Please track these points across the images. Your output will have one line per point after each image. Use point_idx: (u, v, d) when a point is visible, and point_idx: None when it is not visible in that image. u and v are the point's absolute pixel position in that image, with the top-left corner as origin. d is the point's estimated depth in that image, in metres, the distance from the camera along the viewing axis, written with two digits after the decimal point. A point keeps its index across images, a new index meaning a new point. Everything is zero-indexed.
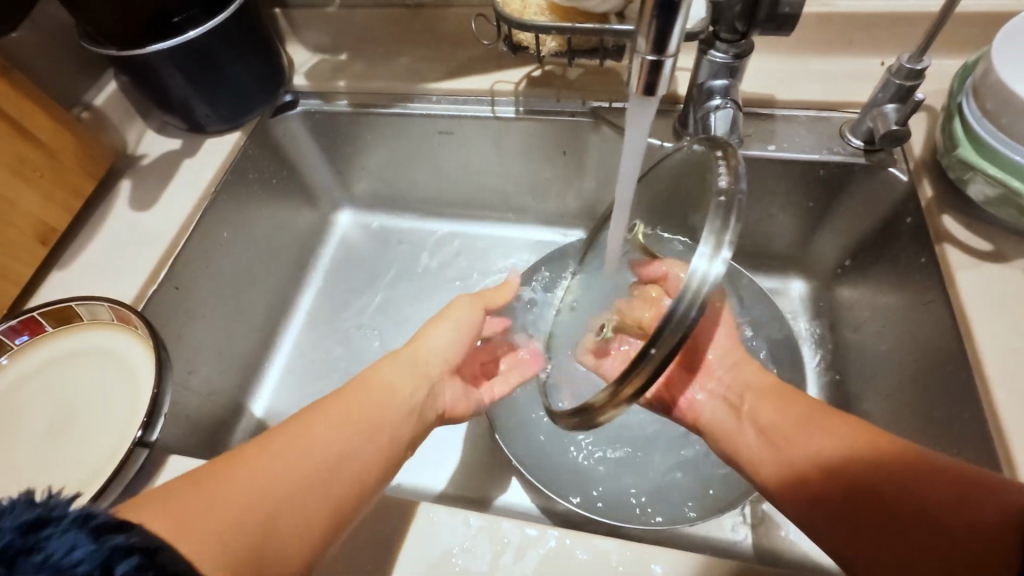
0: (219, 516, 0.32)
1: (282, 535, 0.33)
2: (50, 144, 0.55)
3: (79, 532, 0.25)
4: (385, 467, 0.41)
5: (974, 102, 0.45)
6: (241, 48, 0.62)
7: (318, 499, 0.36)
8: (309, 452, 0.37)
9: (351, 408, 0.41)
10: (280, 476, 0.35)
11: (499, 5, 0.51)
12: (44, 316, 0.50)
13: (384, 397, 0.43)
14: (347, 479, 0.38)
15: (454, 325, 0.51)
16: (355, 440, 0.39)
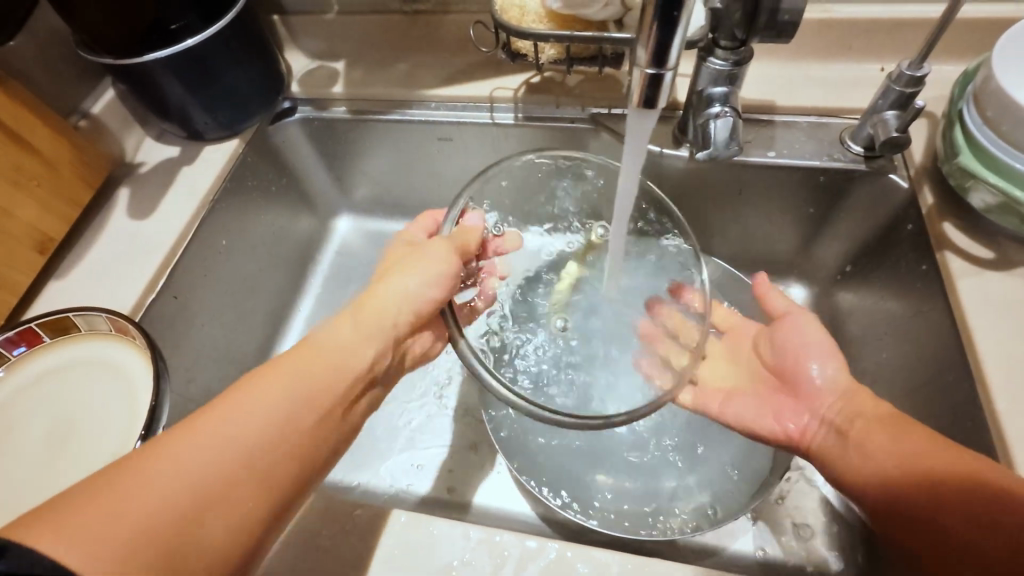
0: (107, 527, 0.28)
1: (204, 526, 0.31)
2: (47, 154, 0.55)
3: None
4: (322, 437, 0.38)
5: (974, 109, 0.45)
6: (239, 55, 0.62)
7: (240, 486, 0.33)
8: (231, 435, 0.34)
9: (278, 380, 0.38)
10: (191, 464, 0.32)
11: (497, 13, 0.50)
12: (41, 327, 0.50)
13: (329, 360, 0.41)
14: (276, 458, 0.35)
15: (431, 270, 0.46)
16: (285, 416, 0.36)
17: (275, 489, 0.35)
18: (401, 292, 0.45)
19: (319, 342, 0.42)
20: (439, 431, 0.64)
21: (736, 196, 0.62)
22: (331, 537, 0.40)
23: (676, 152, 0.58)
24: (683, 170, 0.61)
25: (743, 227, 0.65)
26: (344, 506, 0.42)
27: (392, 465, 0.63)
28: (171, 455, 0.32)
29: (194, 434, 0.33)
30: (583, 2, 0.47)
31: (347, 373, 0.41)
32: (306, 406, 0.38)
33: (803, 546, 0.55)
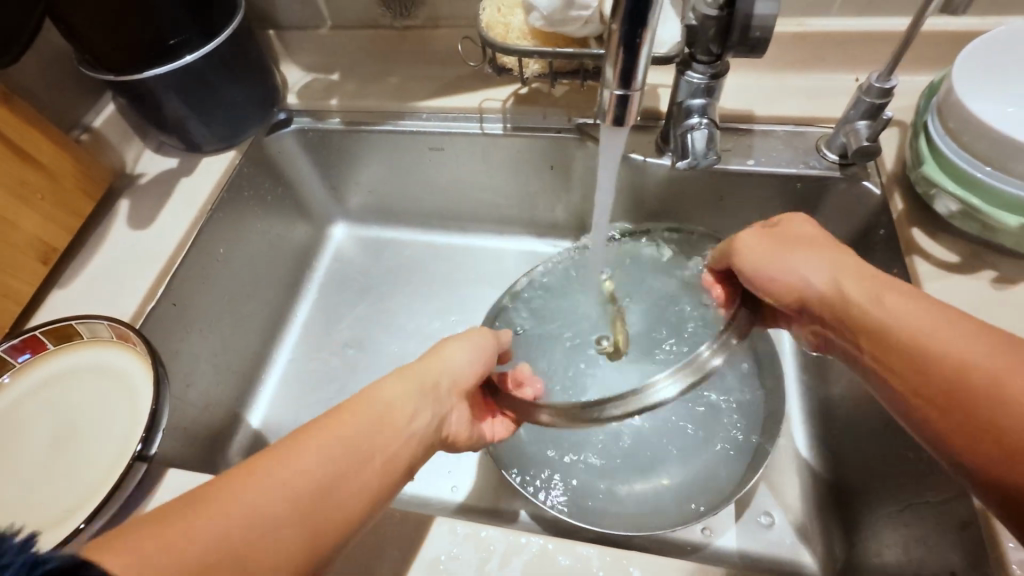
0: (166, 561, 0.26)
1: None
2: (50, 167, 0.57)
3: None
4: (367, 499, 0.34)
5: (937, 120, 0.47)
6: (237, 72, 0.64)
7: (280, 548, 0.29)
8: (274, 489, 0.30)
9: (328, 434, 0.34)
10: (232, 517, 0.29)
11: (483, 30, 0.52)
12: (45, 334, 0.52)
13: (381, 416, 0.37)
14: (318, 517, 0.31)
15: (475, 347, 0.45)
16: (330, 473, 0.33)
17: (315, 552, 0.31)
18: (453, 367, 0.43)
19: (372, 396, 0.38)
20: None
21: (717, 203, 0.64)
22: None
23: (658, 160, 0.61)
24: (666, 178, 0.63)
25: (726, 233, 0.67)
26: None
27: None
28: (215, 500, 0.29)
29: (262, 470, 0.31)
30: (564, 20, 0.48)
31: (394, 430, 0.37)
32: (352, 468, 0.34)
33: (785, 541, 0.57)
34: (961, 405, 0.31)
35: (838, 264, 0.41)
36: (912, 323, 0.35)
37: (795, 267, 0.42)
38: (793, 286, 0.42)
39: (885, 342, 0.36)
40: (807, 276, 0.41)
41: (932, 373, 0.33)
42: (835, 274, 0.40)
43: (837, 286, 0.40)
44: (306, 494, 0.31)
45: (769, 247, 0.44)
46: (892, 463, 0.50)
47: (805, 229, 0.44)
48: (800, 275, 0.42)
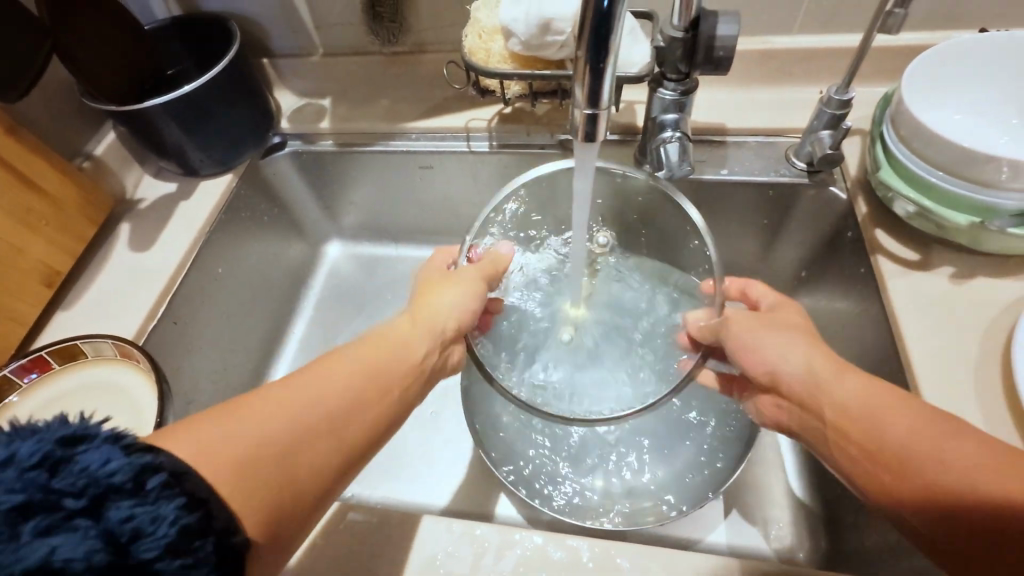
0: (214, 449, 0.31)
1: (284, 485, 0.33)
2: (55, 194, 0.60)
3: (112, 448, 0.26)
4: (381, 430, 0.39)
5: (892, 128, 0.51)
6: (234, 99, 0.67)
7: (315, 456, 0.34)
8: (307, 404, 0.35)
9: (352, 363, 0.39)
10: (281, 424, 0.34)
11: (466, 55, 0.56)
12: (51, 354, 0.53)
13: (399, 352, 0.42)
14: (343, 432, 0.36)
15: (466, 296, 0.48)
16: (352, 400, 0.37)
17: (330, 480, 0.35)
18: (445, 308, 0.47)
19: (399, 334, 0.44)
20: (456, 444, 0.68)
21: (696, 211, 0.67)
22: (326, 539, 0.44)
23: None
24: None
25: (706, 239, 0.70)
26: (337, 509, 0.45)
27: (386, 476, 0.67)
28: (266, 408, 0.34)
29: (295, 382, 0.36)
30: (541, 45, 0.52)
31: (404, 367, 0.42)
32: (371, 404, 0.38)
33: (773, 536, 0.58)
34: (878, 449, 0.36)
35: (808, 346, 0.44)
36: (838, 392, 0.40)
37: (774, 358, 0.44)
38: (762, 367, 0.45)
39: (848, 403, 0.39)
40: (781, 359, 0.44)
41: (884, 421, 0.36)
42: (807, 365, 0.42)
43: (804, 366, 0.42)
44: (328, 408, 0.36)
45: (754, 330, 0.46)
46: None
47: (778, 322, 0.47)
48: (773, 359, 0.44)
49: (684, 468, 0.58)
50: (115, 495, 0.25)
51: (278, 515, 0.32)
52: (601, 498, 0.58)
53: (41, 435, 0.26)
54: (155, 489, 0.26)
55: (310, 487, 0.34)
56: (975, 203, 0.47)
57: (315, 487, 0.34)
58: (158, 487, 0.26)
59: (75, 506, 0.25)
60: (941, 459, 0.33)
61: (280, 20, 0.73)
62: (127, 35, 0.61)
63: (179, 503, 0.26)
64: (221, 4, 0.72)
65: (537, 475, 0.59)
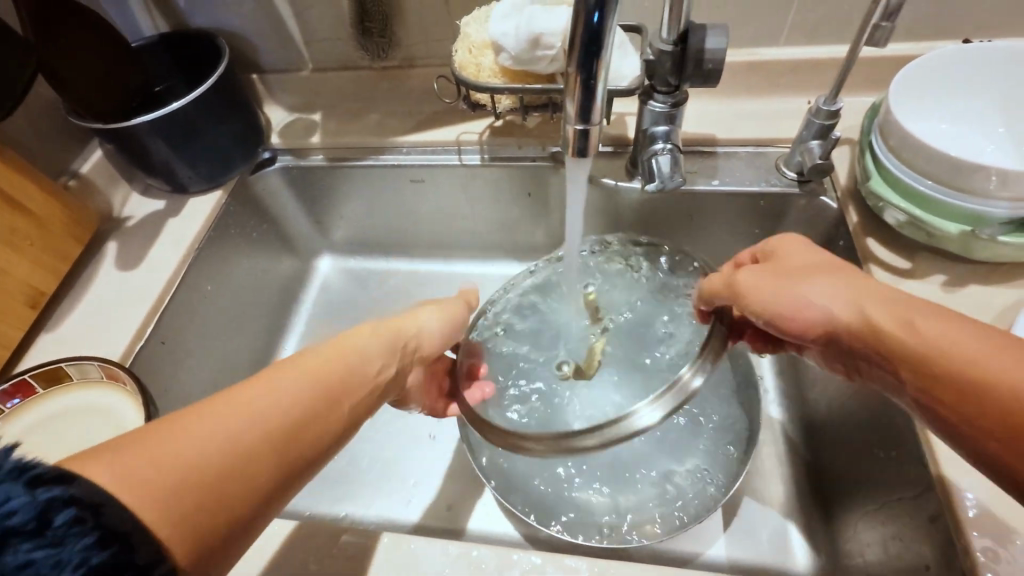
0: (145, 467, 0.28)
1: (222, 502, 0.30)
2: (39, 213, 0.59)
3: (15, 482, 0.23)
4: (329, 444, 0.36)
5: (881, 138, 0.52)
6: (222, 115, 0.67)
7: (256, 474, 0.31)
8: (253, 416, 0.32)
9: (301, 371, 0.36)
10: (226, 433, 0.31)
11: (456, 70, 0.55)
12: (35, 378, 0.52)
13: (353, 359, 0.40)
14: (293, 447, 0.34)
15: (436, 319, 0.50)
16: (301, 409, 0.35)
17: (273, 498, 0.33)
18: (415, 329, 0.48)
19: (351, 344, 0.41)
20: (452, 460, 0.67)
21: (688, 221, 0.67)
22: (319, 564, 0.43)
23: (629, 184, 0.64)
24: (638, 201, 0.66)
25: (700, 249, 0.70)
26: (330, 534, 0.44)
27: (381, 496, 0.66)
28: (208, 417, 0.31)
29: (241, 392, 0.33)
30: (531, 60, 0.52)
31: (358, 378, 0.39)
32: (321, 413, 0.36)
33: (774, 548, 0.58)
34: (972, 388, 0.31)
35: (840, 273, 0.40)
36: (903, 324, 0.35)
37: (810, 292, 0.39)
38: (812, 316, 0.39)
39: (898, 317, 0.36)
40: (821, 300, 0.39)
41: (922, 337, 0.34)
42: (849, 293, 0.38)
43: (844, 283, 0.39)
44: (278, 419, 0.33)
45: (782, 279, 0.41)
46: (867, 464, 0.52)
47: (805, 257, 0.42)
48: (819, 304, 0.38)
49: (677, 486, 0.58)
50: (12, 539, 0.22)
51: (210, 534, 0.29)
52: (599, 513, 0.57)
53: None
54: (61, 527, 0.23)
55: (248, 509, 0.31)
56: (966, 211, 0.47)
57: (258, 506, 0.32)
58: (66, 525, 0.23)
59: None
60: None
61: (268, 36, 0.73)
62: (116, 54, 0.61)
63: (89, 543, 0.23)
64: (208, 20, 0.71)
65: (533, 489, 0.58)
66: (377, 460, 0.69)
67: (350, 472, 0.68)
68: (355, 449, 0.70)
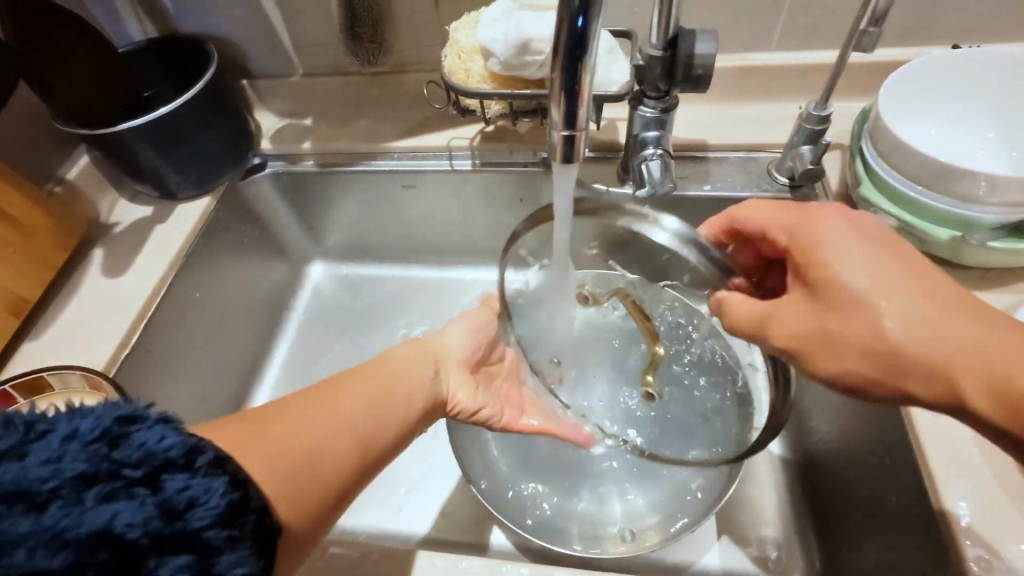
0: (262, 441, 0.36)
1: (311, 485, 0.37)
2: (23, 220, 0.58)
3: (166, 428, 0.29)
4: (394, 439, 0.43)
5: (871, 143, 0.51)
6: (211, 119, 0.66)
7: (340, 455, 0.39)
8: (337, 410, 0.41)
9: (364, 379, 0.44)
10: (309, 428, 0.38)
11: (445, 75, 0.55)
12: (16, 388, 0.51)
13: (404, 373, 0.47)
14: (368, 439, 0.41)
15: (465, 330, 0.54)
16: (367, 408, 0.42)
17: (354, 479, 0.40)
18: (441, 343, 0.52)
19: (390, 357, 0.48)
20: (445, 469, 0.67)
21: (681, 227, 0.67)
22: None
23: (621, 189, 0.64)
24: None
25: None
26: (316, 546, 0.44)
27: (372, 505, 0.65)
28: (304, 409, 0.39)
29: (326, 393, 0.41)
30: (521, 65, 0.51)
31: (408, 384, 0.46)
32: (383, 412, 0.43)
33: (768, 557, 0.57)
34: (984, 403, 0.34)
35: (893, 286, 0.36)
36: (922, 345, 0.35)
37: (835, 332, 0.38)
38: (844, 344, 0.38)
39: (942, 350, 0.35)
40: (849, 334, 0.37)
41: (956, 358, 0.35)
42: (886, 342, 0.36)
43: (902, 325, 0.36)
44: (356, 414, 0.41)
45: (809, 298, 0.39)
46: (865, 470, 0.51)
47: (867, 279, 0.37)
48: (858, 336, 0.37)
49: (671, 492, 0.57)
50: (170, 468, 0.28)
51: (309, 502, 0.37)
52: (590, 518, 0.57)
53: (93, 414, 0.28)
54: (205, 466, 0.29)
55: (336, 484, 0.38)
56: (955, 217, 0.47)
57: (343, 484, 0.39)
58: (206, 466, 0.29)
59: (133, 476, 0.27)
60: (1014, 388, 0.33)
61: (258, 41, 0.72)
62: (111, 57, 0.61)
63: (224, 481, 0.29)
64: (197, 25, 0.71)
65: (523, 495, 0.58)
66: None
67: None
68: None
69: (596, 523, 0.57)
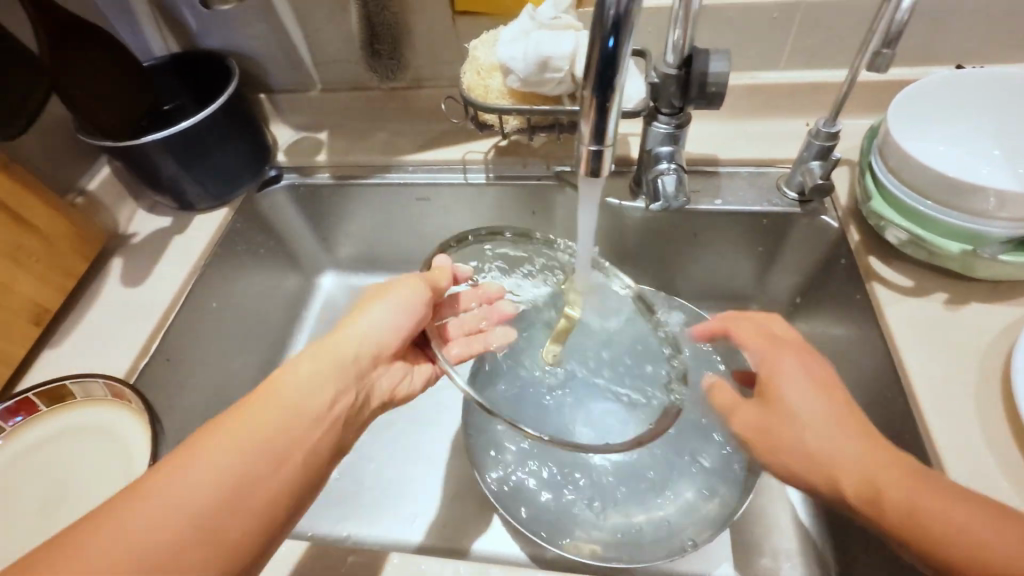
0: (131, 548, 0.32)
1: (199, 561, 0.33)
2: (46, 230, 0.59)
3: None
4: (313, 469, 0.40)
5: (881, 159, 0.53)
6: (232, 132, 0.67)
7: (235, 518, 0.35)
8: (224, 462, 0.36)
9: (253, 424, 0.38)
10: (197, 490, 0.35)
11: (465, 91, 0.57)
12: (38, 396, 0.51)
13: (303, 389, 0.42)
14: (270, 484, 0.37)
15: (384, 309, 0.47)
16: (254, 470, 0.37)
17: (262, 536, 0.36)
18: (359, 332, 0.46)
19: (275, 393, 0.41)
20: (458, 480, 0.67)
21: (692, 239, 0.68)
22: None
23: (634, 203, 0.65)
24: (642, 219, 0.67)
25: (702, 267, 0.71)
26: (337, 556, 0.44)
27: (386, 516, 0.65)
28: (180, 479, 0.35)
29: (199, 450, 0.36)
30: (539, 82, 0.53)
31: (304, 423, 0.40)
32: (278, 444, 0.38)
33: (783, 569, 0.57)
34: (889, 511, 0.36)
35: (821, 410, 0.40)
36: (829, 450, 0.39)
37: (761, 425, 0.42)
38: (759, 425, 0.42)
39: (899, 516, 0.35)
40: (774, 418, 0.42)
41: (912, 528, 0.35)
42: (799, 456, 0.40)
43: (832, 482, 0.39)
44: (248, 463, 0.37)
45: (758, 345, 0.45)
46: None
47: (805, 403, 0.40)
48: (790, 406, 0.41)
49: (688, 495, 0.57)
50: None
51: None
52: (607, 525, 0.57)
53: None
54: None
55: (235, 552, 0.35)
56: (965, 231, 0.48)
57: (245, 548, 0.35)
58: None
59: None
60: (923, 516, 0.35)
61: (277, 56, 0.74)
62: (134, 75, 0.62)
63: None
64: (218, 41, 0.73)
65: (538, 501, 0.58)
66: (378, 479, 0.68)
67: (354, 491, 0.67)
68: (358, 468, 0.69)
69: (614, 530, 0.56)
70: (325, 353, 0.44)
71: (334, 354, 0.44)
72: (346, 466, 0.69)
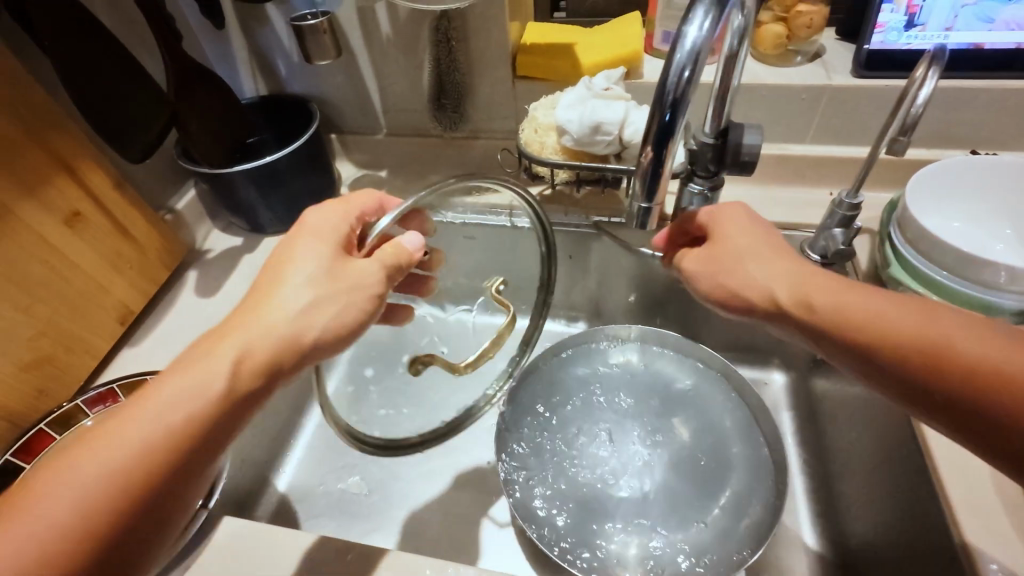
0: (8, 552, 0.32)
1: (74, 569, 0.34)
2: (142, 241, 0.66)
3: None
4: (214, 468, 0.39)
5: (899, 231, 0.58)
6: (308, 169, 0.75)
7: (116, 529, 0.35)
8: (113, 467, 0.35)
9: (157, 418, 0.37)
10: (84, 494, 0.34)
11: (522, 145, 0.64)
12: (122, 388, 0.58)
13: (211, 388, 0.38)
14: (160, 495, 0.36)
15: (326, 303, 0.42)
16: (123, 489, 0.35)
17: (144, 546, 0.36)
18: (293, 322, 0.41)
19: (158, 396, 0.38)
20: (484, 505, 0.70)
21: None
22: None
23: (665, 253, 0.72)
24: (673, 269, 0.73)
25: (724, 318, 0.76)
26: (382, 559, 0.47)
27: (414, 532, 0.68)
28: (67, 480, 0.35)
29: (93, 447, 0.36)
30: (591, 142, 0.59)
31: (204, 425, 0.38)
32: (177, 447, 0.37)
33: None
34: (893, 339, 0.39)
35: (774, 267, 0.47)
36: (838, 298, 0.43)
37: (753, 272, 0.48)
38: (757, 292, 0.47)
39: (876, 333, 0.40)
40: (753, 274, 0.48)
41: (945, 372, 0.37)
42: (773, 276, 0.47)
43: (828, 300, 0.43)
44: (142, 468, 0.36)
45: (731, 246, 0.50)
46: (899, 534, 0.54)
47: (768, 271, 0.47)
48: (763, 280, 0.47)
49: (700, 531, 0.60)
50: None
51: None
52: (621, 550, 0.60)
53: None
54: None
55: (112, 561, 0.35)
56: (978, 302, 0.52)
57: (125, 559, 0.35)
58: None
59: None
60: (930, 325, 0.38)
61: (352, 103, 0.83)
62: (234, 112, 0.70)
63: None
64: (302, 87, 0.83)
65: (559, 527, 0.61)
66: (406, 496, 0.71)
67: (384, 507, 0.70)
68: (389, 485, 0.72)
69: (627, 555, 0.59)
70: (253, 339, 0.40)
71: (263, 343, 0.40)
72: (376, 482, 0.73)
